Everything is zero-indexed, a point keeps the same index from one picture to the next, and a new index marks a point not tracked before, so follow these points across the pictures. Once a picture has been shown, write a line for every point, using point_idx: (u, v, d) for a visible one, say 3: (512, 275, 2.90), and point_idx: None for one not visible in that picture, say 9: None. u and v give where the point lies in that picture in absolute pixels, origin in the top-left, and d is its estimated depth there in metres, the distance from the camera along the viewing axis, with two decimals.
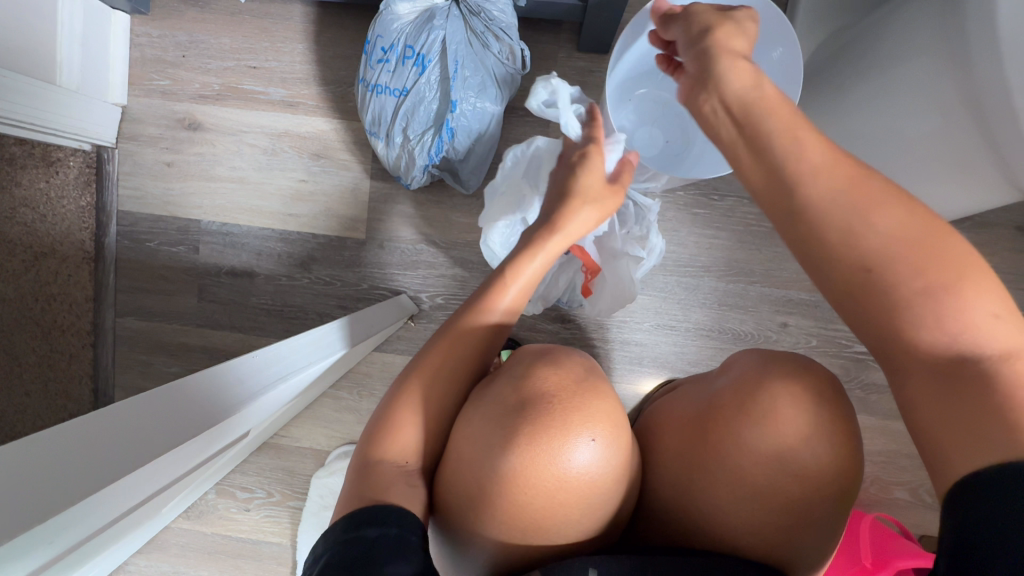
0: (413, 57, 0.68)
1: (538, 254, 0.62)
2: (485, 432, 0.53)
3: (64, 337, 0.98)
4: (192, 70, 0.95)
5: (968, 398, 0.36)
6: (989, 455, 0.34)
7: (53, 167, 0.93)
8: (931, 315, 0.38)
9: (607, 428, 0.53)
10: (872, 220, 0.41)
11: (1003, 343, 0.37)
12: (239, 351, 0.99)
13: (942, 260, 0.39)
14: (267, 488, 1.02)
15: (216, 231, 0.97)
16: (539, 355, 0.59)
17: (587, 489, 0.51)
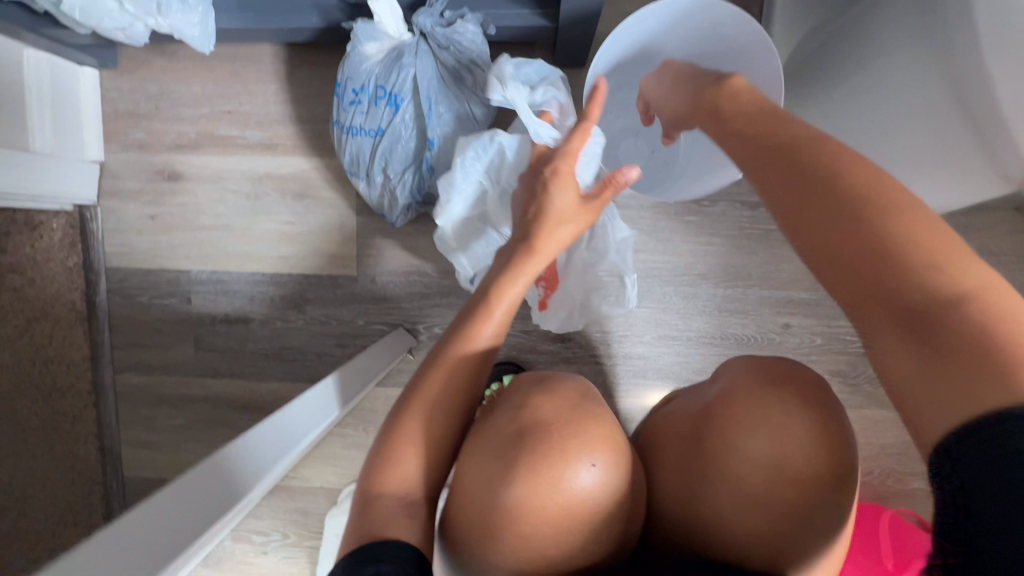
0: (385, 97, 0.67)
1: (521, 279, 0.57)
2: (486, 465, 0.53)
3: (65, 399, 0.98)
4: (167, 121, 0.94)
5: (956, 358, 0.32)
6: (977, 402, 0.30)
7: (36, 231, 0.92)
8: (931, 278, 0.35)
9: (606, 451, 0.53)
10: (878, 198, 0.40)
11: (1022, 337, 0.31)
12: (242, 397, 0.99)
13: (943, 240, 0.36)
14: (282, 531, 1.02)
15: (206, 280, 0.97)
16: (538, 382, 0.59)
17: (589, 514, 0.51)
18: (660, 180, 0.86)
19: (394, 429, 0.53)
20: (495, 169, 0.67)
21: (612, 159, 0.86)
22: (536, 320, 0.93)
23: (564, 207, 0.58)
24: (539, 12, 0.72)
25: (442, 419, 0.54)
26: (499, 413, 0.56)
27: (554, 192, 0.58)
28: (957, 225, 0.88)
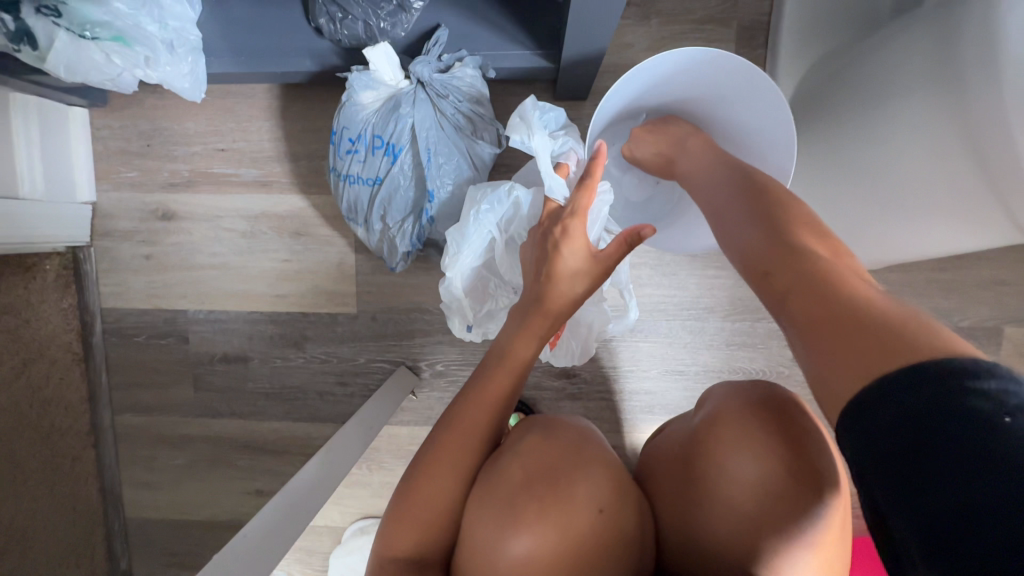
0: (382, 147, 0.66)
1: (533, 340, 0.56)
2: (492, 515, 0.50)
3: (64, 439, 0.96)
4: (159, 159, 0.92)
5: (852, 336, 0.37)
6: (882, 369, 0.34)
7: (30, 273, 0.92)
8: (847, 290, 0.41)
9: (611, 491, 0.52)
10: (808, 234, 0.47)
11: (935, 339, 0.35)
12: (243, 437, 0.98)
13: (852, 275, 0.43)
14: (287, 570, 1.01)
15: (204, 320, 0.95)
16: (540, 423, 0.58)
17: (599, 560, 0.49)
18: (663, 215, 0.85)
19: (414, 484, 0.51)
20: (507, 219, 0.66)
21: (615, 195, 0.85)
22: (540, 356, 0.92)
23: (571, 264, 0.56)
24: (541, 52, 0.70)
25: (462, 471, 0.53)
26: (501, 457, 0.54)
27: (559, 249, 0.56)
28: (970, 255, 0.86)
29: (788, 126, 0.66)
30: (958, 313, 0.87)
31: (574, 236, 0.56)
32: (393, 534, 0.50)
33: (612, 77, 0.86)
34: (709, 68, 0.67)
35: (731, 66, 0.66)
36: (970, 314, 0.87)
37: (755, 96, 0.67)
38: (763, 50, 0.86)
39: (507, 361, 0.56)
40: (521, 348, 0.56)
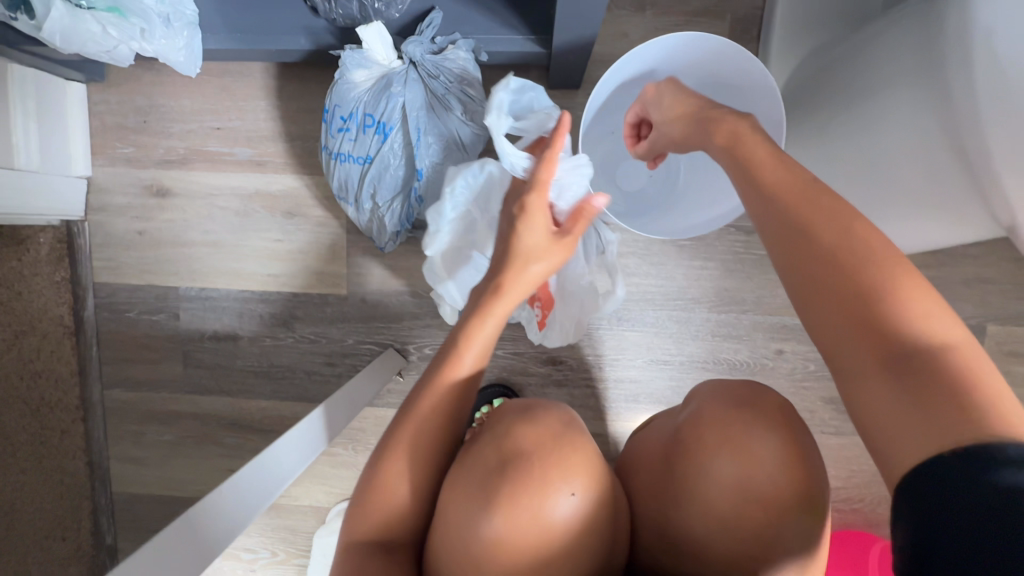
0: (373, 125, 0.66)
1: (490, 318, 0.54)
2: (467, 496, 0.51)
3: (53, 413, 0.98)
4: (155, 136, 0.92)
5: (928, 397, 0.38)
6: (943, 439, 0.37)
7: (24, 245, 0.93)
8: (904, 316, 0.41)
9: (586, 479, 0.52)
10: (871, 242, 0.44)
11: (945, 336, 0.41)
12: (231, 415, 0.98)
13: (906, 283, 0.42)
14: (271, 548, 1.02)
15: (195, 297, 0.96)
16: (520, 408, 0.57)
17: (570, 543, 0.50)
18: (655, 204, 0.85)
19: (376, 474, 0.51)
20: (484, 196, 0.66)
21: (608, 182, 0.85)
22: (527, 342, 0.93)
23: (530, 246, 0.56)
24: (533, 37, 0.70)
25: (429, 454, 0.53)
26: (479, 441, 0.54)
27: (519, 232, 0.56)
28: (954, 253, 0.87)
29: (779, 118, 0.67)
30: None
31: (534, 216, 0.56)
32: (355, 520, 0.51)
33: (605, 66, 0.87)
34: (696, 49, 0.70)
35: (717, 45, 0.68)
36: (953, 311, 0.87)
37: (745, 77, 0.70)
38: (756, 44, 0.87)
39: (469, 343, 0.54)
40: (485, 327, 0.54)
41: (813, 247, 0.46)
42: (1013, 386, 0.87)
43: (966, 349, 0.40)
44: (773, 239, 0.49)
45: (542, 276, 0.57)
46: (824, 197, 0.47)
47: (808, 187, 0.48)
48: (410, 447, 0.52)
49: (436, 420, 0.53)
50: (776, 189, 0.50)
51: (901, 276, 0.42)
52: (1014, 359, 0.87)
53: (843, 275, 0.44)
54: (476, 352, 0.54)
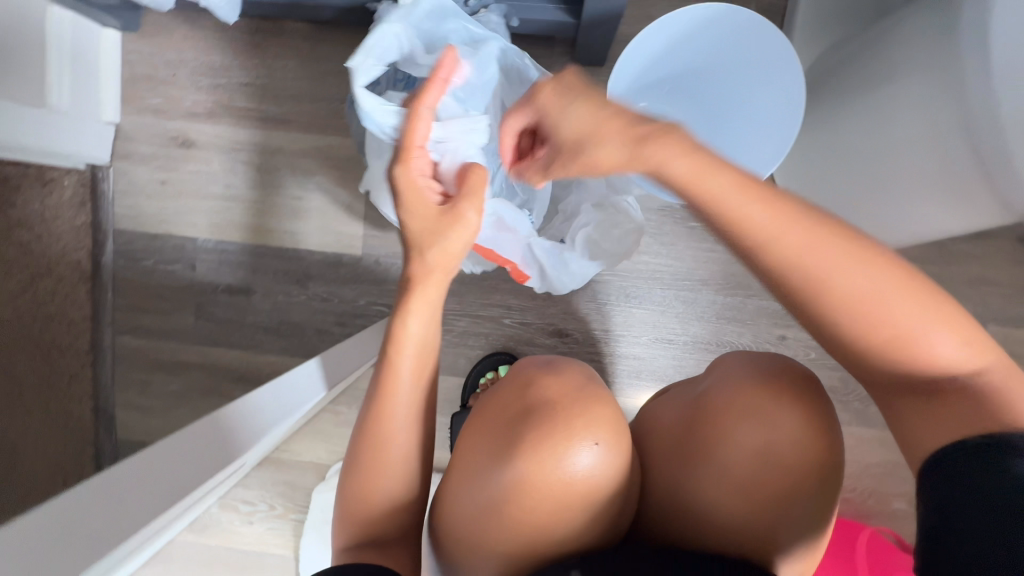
0: (402, 80, 0.71)
1: (410, 315, 0.52)
2: (492, 443, 0.51)
3: (64, 357, 0.99)
4: (184, 88, 0.94)
5: (950, 412, 0.41)
6: (959, 432, 0.41)
7: (47, 187, 0.95)
8: (903, 349, 0.42)
9: (614, 433, 0.50)
10: (847, 274, 0.41)
11: (965, 362, 0.42)
12: (237, 368, 1.00)
13: (907, 299, 0.41)
14: (269, 503, 1.04)
15: (212, 249, 0.98)
16: (542, 363, 0.57)
17: (596, 495, 0.49)
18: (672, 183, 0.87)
19: (355, 461, 0.53)
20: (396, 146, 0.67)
21: None
22: (535, 313, 0.94)
23: (421, 220, 0.54)
24: (562, 7, 0.74)
25: (410, 437, 0.53)
26: (502, 390, 0.55)
27: (409, 215, 0.53)
28: (959, 250, 0.89)
29: (798, 98, 0.69)
30: None
31: (406, 189, 0.54)
32: (356, 481, 0.53)
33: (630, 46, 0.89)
34: (725, 24, 0.71)
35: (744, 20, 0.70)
36: None
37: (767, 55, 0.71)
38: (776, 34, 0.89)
39: (400, 345, 0.52)
40: (410, 324, 0.53)
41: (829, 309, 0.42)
42: None
43: (975, 341, 0.42)
44: (780, 291, 0.44)
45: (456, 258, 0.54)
46: (801, 230, 0.41)
47: (787, 223, 0.42)
48: (371, 450, 0.52)
49: (387, 424, 0.52)
50: (776, 242, 0.42)
51: (917, 301, 0.41)
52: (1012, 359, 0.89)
53: (864, 325, 0.42)
54: (411, 350, 0.53)
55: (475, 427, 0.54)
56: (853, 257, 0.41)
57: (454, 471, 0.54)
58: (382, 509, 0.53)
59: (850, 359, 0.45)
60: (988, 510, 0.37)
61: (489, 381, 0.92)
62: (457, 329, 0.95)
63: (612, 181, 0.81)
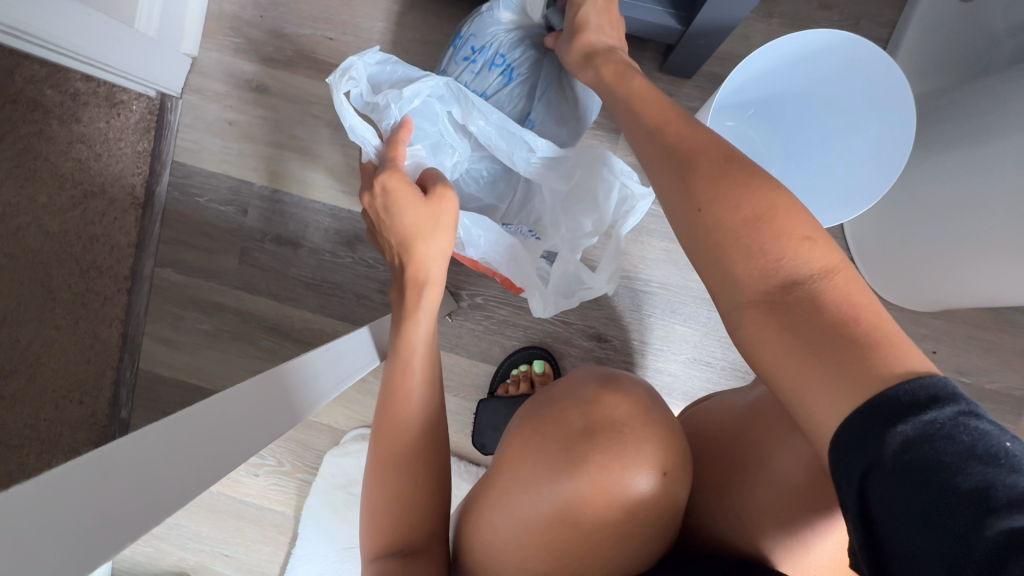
0: (501, 66, 0.74)
1: (421, 317, 0.60)
2: (549, 454, 0.50)
3: (101, 278, 0.97)
4: (270, 33, 0.95)
5: (820, 343, 0.38)
6: (838, 365, 0.36)
7: (115, 108, 0.94)
8: (752, 257, 0.42)
9: (675, 465, 0.49)
10: (705, 202, 0.45)
11: (819, 263, 0.40)
12: (271, 318, 1.00)
13: (754, 206, 0.43)
14: (278, 458, 1.03)
15: (266, 197, 0.98)
16: (601, 378, 0.55)
17: (648, 521, 0.48)
18: None
19: (373, 452, 0.56)
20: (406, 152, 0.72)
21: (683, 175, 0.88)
22: (578, 314, 0.94)
23: (413, 225, 0.61)
24: (673, 11, 0.74)
25: (427, 444, 0.56)
26: (562, 403, 0.52)
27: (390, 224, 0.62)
28: (1008, 319, 0.89)
29: (905, 141, 0.68)
30: (988, 375, 0.89)
31: (397, 191, 0.61)
32: (388, 478, 0.55)
33: (721, 64, 0.89)
34: (834, 55, 0.70)
35: (864, 52, 0.68)
36: (997, 378, 0.89)
37: (882, 88, 0.69)
38: None
39: (412, 350, 0.58)
40: (418, 329, 0.60)
41: (690, 201, 0.46)
42: None
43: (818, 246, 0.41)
44: (679, 184, 0.47)
45: (442, 267, 0.63)
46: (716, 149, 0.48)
47: (672, 118, 0.53)
48: (384, 448, 0.56)
49: (401, 420, 0.56)
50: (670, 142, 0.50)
51: (774, 205, 0.43)
52: None
53: (718, 215, 0.44)
54: (420, 355, 0.59)
55: (522, 437, 0.53)
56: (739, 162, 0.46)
57: (499, 476, 0.53)
58: (408, 506, 0.54)
59: (712, 280, 0.45)
60: (898, 466, 0.31)
61: (522, 373, 0.92)
62: (497, 317, 0.95)
63: None
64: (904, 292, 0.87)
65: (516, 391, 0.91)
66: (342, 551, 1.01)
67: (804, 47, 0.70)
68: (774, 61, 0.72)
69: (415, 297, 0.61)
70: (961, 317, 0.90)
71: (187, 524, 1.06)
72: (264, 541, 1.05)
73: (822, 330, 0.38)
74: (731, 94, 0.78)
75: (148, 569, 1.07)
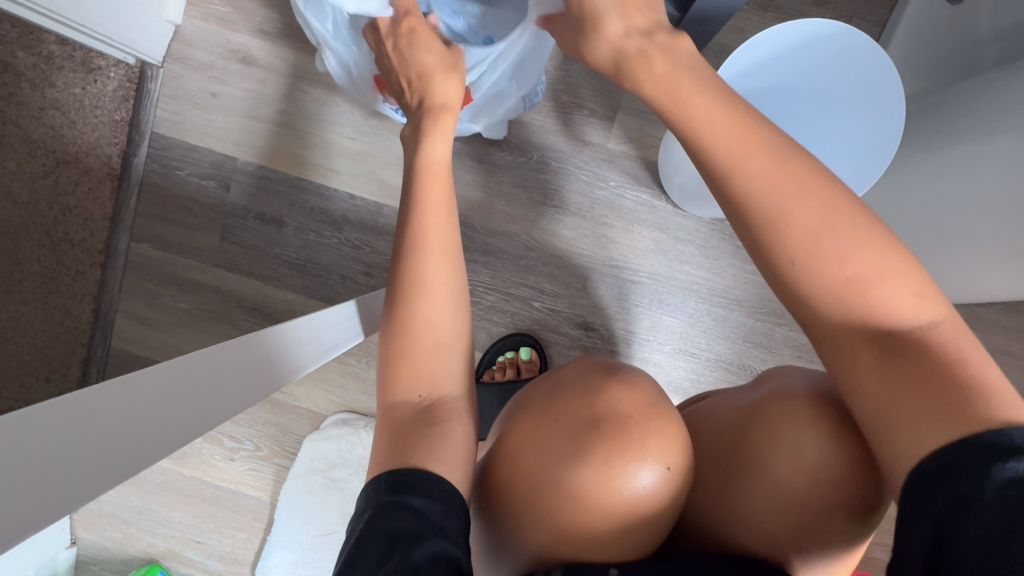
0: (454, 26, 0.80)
1: (439, 138, 0.61)
2: (554, 446, 0.48)
3: (73, 252, 0.93)
4: (259, 4, 0.93)
5: (927, 388, 0.39)
6: (950, 422, 0.37)
7: (92, 74, 0.90)
8: (864, 296, 0.43)
9: (682, 459, 0.47)
10: (793, 212, 0.44)
11: (923, 318, 0.42)
12: (253, 298, 0.97)
13: (855, 238, 0.43)
14: (255, 442, 1.01)
15: (250, 173, 0.95)
16: (601, 370, 0.53)
17: (653, 517, 0.47)
18: None
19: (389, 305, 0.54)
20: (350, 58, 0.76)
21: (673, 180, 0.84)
22: (566, 302, 0.93)
23: (437, 60, 0.64)
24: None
25: (450, 292, 0.55)
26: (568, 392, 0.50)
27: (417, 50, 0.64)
28: (983, 318, 0.92)
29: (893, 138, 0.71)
30: None
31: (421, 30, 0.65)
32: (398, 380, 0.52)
33: (716, 56, 0.89)
34: (828, 47, 0.72)
35: (857, 44, 0.70)
36: None
37: (867, 80, 0.72)
38: None
39: (430, 168, 0.59)
40: (437, 148, 0.61)
41: (786, 246, 0.45)
42: None
43: (927, 297, 0.42)
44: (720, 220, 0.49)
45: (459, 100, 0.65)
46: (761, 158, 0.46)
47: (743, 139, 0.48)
48: (396, 297, 0.54)
49: (417, 256, 0.54)
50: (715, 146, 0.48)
51: (886, 262, 0.42)
52: None
53: (819, 265, 0.44)
54: (436, 175, 0.59)
55: (527, 424, 0.51)
56: (808, 189, 0.45)
57: (502, 468, 0.50)
58: (431, 346, 0.53)
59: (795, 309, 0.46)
60: (995, 509, 0.33)
61: (508, 360, 0.92)
62: (486, 303, 0.93)
63: (677, 183, 0.83)
64: None
65: (502, 378, 0.91)
66: (320, 537, 0.99)
67: (800, 40, 0.71)
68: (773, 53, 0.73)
69: (433, 119, 0.62)
70: None
71: (157, 508, 1.03)
72: (237, 527, 1.02)
73: (922, 373, 0.40)
74: None
75: (115, 555, 1.03)
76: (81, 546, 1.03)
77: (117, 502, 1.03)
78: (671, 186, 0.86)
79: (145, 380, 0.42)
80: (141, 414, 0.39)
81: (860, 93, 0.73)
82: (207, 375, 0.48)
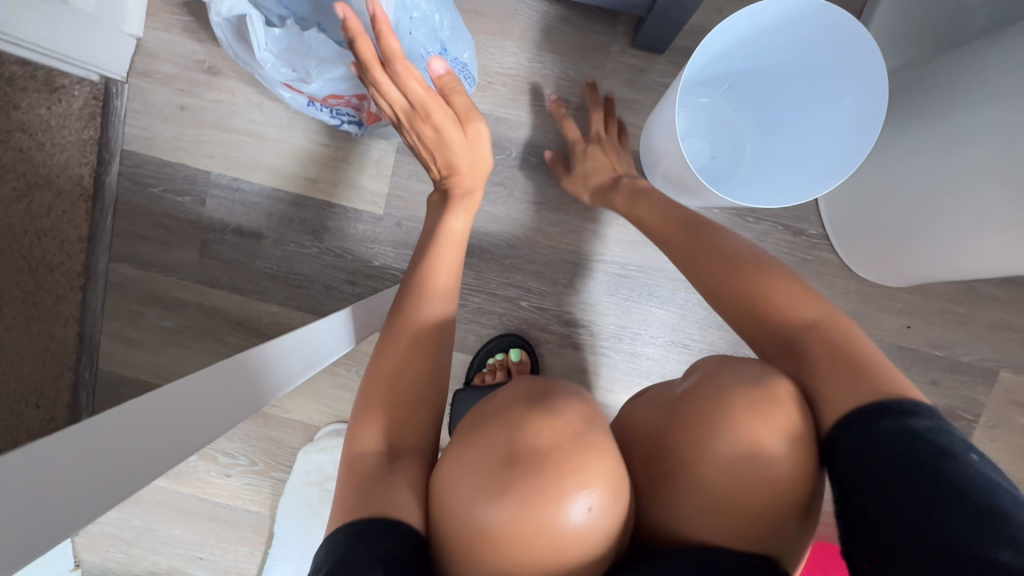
0: None
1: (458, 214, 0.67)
2: (472, 488, 0.45)
3: (52, 275, 0.91)
4: None
5: (833, 364, 0.50)
6: (859, 391, 0.47)
7: (56, 94, 0.87)
8: (777, 313, 0.55)
9: (609, 494, 0.45)
10: (706, 277, 0.61)
11: (818, 316, 0.54)
12: (237, 313, 0.95)
13: (756, 283, 0.57)
14: (250, 456, 1.00)
15: (225, 185, 0.93)
16: (522, 399, 0.49)
17: (587, 555, 0.45)
18: (722, 174, 0.84)
19: (384, 341, 0.57)
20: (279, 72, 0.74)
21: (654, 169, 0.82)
22: (554, 300, 0.91)
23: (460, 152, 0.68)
24: None
25: (444, 344, 0.58)
26: (487, 429, 0.47)
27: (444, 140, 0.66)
28: (980, 293, 0.90)
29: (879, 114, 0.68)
30: (960, 347, 0.91)
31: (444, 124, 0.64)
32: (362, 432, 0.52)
33: (694, 38, 0.86)
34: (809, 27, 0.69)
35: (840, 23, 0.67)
36: (971, 351, 0.90)
37: (851, 58, 0.69)
38: None
39: (445, 237, 0.65)
40: (455, 223, 0.66)
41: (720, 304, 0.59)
42: (1009, 432, 0.91)
43: (811, 305, 0.55)
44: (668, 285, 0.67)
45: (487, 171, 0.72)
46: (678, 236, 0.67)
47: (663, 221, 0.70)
48: (394, 337, 0.57)
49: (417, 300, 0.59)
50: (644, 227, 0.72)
51: (774, 287, 0.57)
52: (1017, 408, 0.91)
53: (741, 304, 0.58)
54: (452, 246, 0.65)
55: (449, 465, 0.48)
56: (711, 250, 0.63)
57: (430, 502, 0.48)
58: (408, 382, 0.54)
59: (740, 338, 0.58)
60: (940, 481, 0.39)
61: (498, 362, 0.90)
62: (473, 305, 0.92)
63: (660, 173, 0.80)
64: (867, 266, 0.89)
65: (492, 380, 0.89)
66: None
67: (779, 21, 0.69)
68: (750, 35, 0.71)
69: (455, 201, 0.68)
70: (935, 291, 0.90)
71: (157, 527, 1.02)
72: (238, 541, 1.02)
73: (829, 358, 0.50)
74: (703, 69, 0.78)
75: None
76: (86, 568, 1.03)
77: (118, 523, 1.02)
78: (654, 176, 0.84)
79: (125, 415, 0.41)
80: (125, 448, 0.39)
81: (845, 71, 0.70)
82: (191, 401, 0.47)
